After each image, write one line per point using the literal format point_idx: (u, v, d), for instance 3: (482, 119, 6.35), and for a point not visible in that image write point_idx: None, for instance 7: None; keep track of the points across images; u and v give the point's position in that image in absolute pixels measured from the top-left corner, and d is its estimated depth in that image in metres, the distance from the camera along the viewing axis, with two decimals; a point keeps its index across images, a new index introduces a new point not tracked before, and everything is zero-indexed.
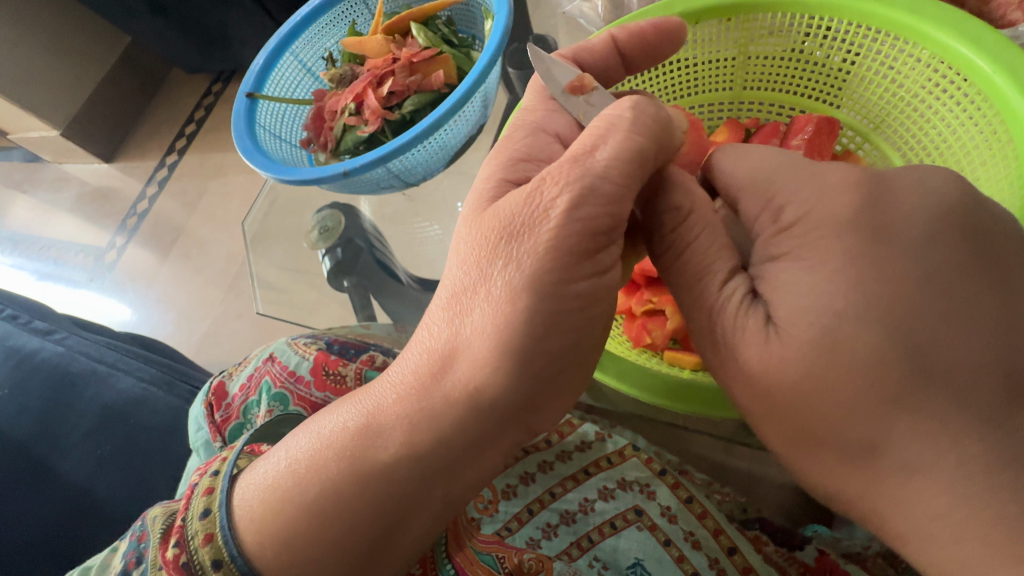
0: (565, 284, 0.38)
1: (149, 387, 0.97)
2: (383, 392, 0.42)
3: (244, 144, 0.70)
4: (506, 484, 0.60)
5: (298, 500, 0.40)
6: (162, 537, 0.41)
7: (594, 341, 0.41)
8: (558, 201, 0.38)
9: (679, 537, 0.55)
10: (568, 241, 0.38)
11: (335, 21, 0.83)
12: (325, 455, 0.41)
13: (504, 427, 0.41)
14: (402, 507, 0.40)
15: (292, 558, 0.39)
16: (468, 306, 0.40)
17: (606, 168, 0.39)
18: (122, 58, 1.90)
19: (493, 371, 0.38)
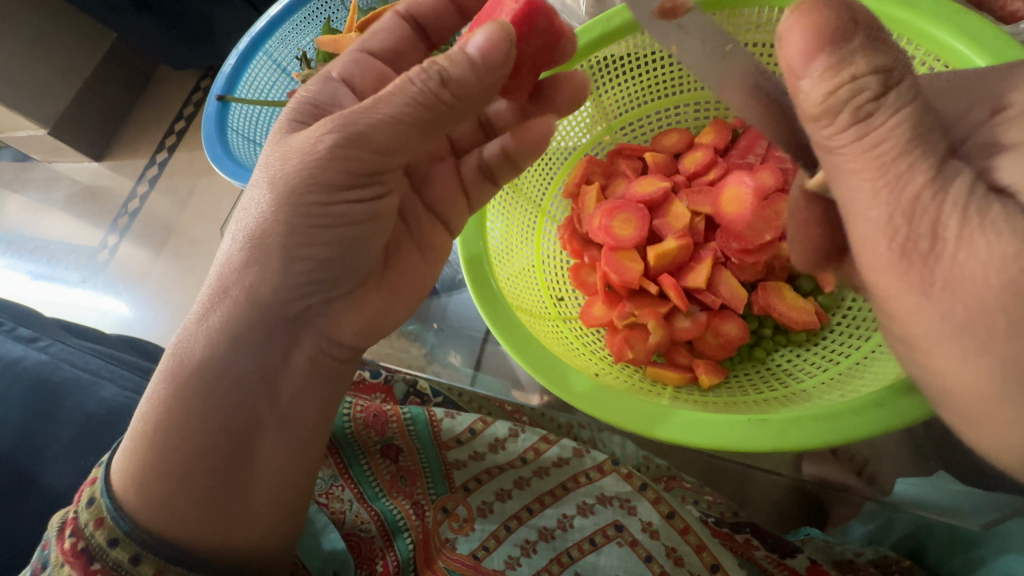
0: (327, 203, 0.46)
1: (133, 395, 0.96)
2: (194, 330, 0.49)
3: (214, 150, 0.69)
4: (482, 501, 0.58)
5: (154, 443, 0.47)
6: (58, 533, 0.46)
7: (356, 257, 0.50)
8: (327, 141, 0.45)
9: (660, 553, 0.54)
10: (331, 175, 0.45)
11: (310, 18, 0.81)
12: (163, 391, 0.48)
13: (287, 325, 0.51)
14: (237, 427, 0.48)
15: (154, 492, 0.46)
16: (240, 224, 0.49)
17: (380, 119, 0.44)
18: (109, 55, 1.86)
19: (256, 277, 0.48)
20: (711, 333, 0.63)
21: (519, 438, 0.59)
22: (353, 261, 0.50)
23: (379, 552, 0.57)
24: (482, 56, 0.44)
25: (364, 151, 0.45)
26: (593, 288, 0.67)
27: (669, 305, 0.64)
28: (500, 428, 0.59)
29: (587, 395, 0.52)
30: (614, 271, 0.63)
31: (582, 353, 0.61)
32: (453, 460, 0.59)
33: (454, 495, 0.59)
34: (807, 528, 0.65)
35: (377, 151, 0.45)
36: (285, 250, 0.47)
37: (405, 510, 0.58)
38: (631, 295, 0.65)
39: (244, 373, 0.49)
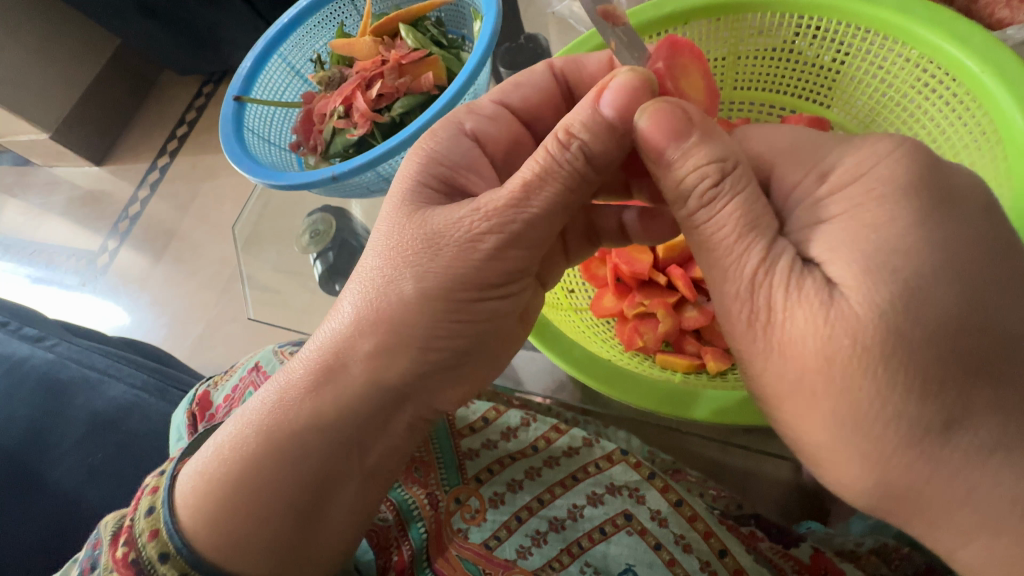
0: (473, 300, 0.47)
1: (141, 394, 0.96)
2: (302, 395, 0.47)
3: (232, 149, 0.70)
4: (493, 492, 0.58)
5: (235, 479, 0.47)
6: (111, 539, 0.47)
7: (483, 346, 0.50)
8: (487, 241, 0.44)
9: (669, 540, 0.55)
10: (486, 274, 0.46)
11: (324, 23, 0.83)
12: (258, 441, 0.47)
13: (394, 399, 0.49)
14: (325, 478, 0.48)
15: (222, 522, 0.46)
16: (380, 298, 0.46)
17: (541, 220, 0.44)
18: (113, 60, 1.88)
19: (381, 354, 0.47)
20: (718, 323, 0.64)
21: (530, 427, 0.62)
22: (476, 348, 0.50)
23: (394, 541, 0.59)
24: (614, 113, 0.42)
25: (516, 251, 0.45)
26: (603, 280, 0.68)
27: (677, 295, 0.65)
28: (512, 417, 0.63)
29: (672, 396, 0.54)
30: (625, 263, 0.65)
31: (594, 341, 0.62)
32: (465, 450, 0.61)
33: (466, 486, 0.59)
34: (809, 522, 0.66)
35: (527, 250, 0.46)
36: (418, 337, 0.47)
37: (419, 499, 0.59)
38: (640, 285, 0.67)
39: (345, 430, 0.48)
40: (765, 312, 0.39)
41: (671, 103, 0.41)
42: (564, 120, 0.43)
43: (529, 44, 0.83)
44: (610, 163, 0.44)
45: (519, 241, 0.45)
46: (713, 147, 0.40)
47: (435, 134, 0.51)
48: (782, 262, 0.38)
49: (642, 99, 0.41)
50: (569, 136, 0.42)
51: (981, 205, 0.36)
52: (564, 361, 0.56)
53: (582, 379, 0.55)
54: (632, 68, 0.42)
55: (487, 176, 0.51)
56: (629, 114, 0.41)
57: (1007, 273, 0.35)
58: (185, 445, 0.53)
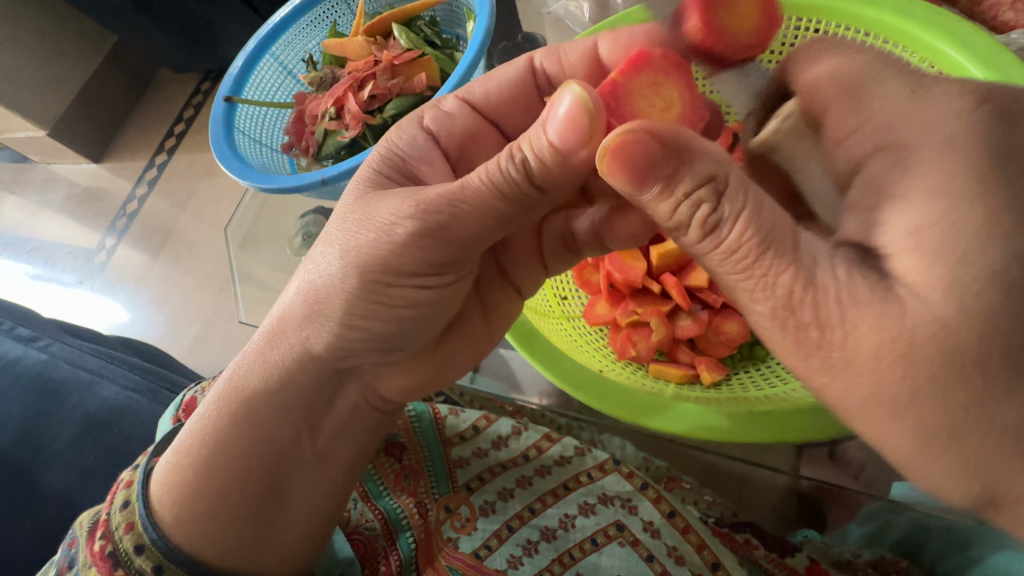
0: (392, 284, 0.44)
1: (134, 395, 0.96)
2: (254, 373, 0.49)
3: (221, 150, 0.69)
4: (484, 501, 0.58)
5: (193, 460, 0.48)
6: (89, 534, 0.47)
7: (423, 330, 0.50)
8: (406, 226, 0.42)
9: (661, 552, 0.54)
10: (406, 262, 0.43)
11: (317, 22, 0.82)
12: (215, 422, 0.48)
13: (335, 377, 0.50)
14: (274, 456, 0.49)
15: (184, 502, 0.47)
16: (316, 285, 0.46)
17: (472, 211, 0.42)
18: (109, 57, 1.87)
19: (318, 338, 0.47)
20: (712, 332, 0.63)
21: (522, 436, 0.61)
22: (413, 334, 0.49)
23: (382, 551, 0.57)
24: (563, 140, 0.39)
25: (438, 244, 0.43)
26: (596, 287, 0.67)
27: (671, 304, 0.65)
28: (503, 426, 0.61)
29: (638, 403, 0.53)
30: (618, 271, 0.64)
31: (584, 351, 0.62)
32: (457, 458, 0.60)
33: (457, 494, 0.59)
34: (805, 531, 0.65)
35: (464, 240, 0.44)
36: (347, 321, 0.46)
37: (409, 509, 0.58)
38: (634, 293, 0.66)
39: (290, 409, 0.49)
40: (818, 329, 0.34)
41: (643, 129, 0.36)
42: (518, 138, 0.41)
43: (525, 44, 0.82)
44: (562, 183, 0.42)
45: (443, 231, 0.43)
46: (698, 164, 0.36)
47: (405, 129, 0.51)
48: (783, 282, 0.35)
49: (592, 129, 0.38)
50: (516, 152, 0.40)
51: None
52: (555, 374, 0.55)
53: (565, 389, 0.55)
54: (576, 88, 0.38)
55: (442, 167, 0.50)
56: (577, 143, 0.39)
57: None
58: (160, 438, 0.53)
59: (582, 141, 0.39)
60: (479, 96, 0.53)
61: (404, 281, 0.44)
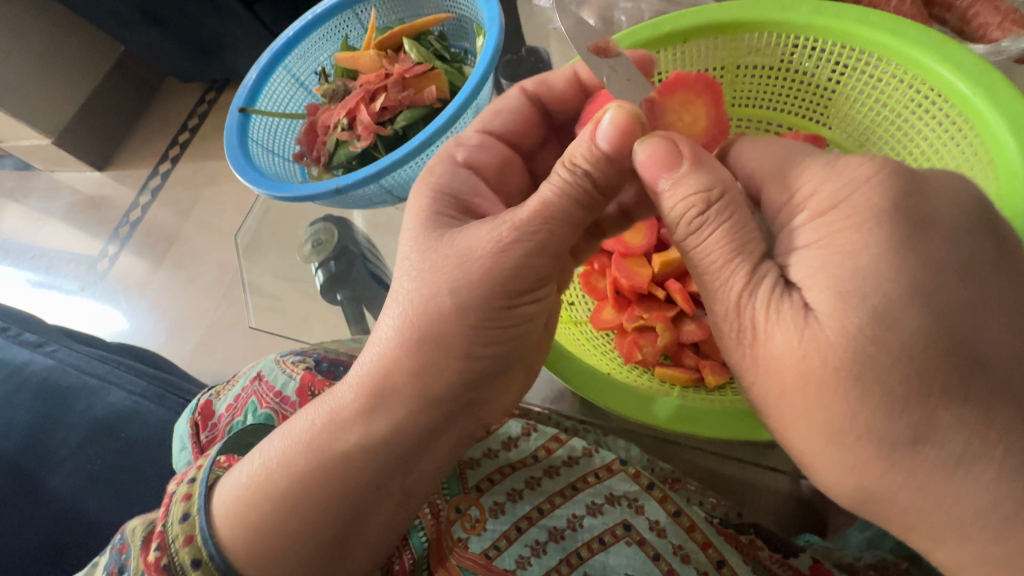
0: (509, 306, 0.46)
1: (141, 400, 0.97)
2: (344, 401, 0.48)
3: (236, 159, 0.71)
4: (494, 502, 0.59)
5: (271, 490, 0.46)
6: (143, 543, 0.45)
7: (521, 357, 0.51)
8: (513, 247, 0.45)
9: (668, 551, 0.55)
10: (518, 279, 0.45)
11: (329, 36, 0.84)
12: (298, 453, 0.47)
13: (449, 415, 0.48)
14: (363, 493, 0.47)
15: (258, 533, 0.45)
16: (422, 313, 0.46)
17: (560, 229, 0.46)
18: (116, 67, 1.89)
19: (414, 364, 0.46)
20: (716, 337, 0.64)
21: (531, 436, 0.62)
22: (511, 364, 0.50)
23: (395, 551, 0.58)
24: (614, 147, 0.43)
25: (545, 258, 0.46)
26: (603, 293, 0.69)
27: (675, 309, 0.66)
28: (513, 427, 0.63)
29: (671, 413, 0.54)
30: (623, 277, 0.65)
31: (593, 356, 0.63)
32: (466, 459, 0.62)
33: (467, 496, 0.60)
34: (807, 536, 0.65)
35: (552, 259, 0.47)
36: (457, 348, 0.46)
37: (420, 510, 0.59)
38: (639, 300, 0.67)
39: (390, 445, 0.47)
40: (751, 331, 0.41)
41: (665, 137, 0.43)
42: (566, 153, 0.45)
43: (530, 58, 0.85)
44: (615, 185, 0.47)
45: (543, 249, 0.45)
46: (702, 175, 0.42)
47: (437, 166, 0.52)
48: (764, 281, 0.41)
49: (638, 136, 0.44)
50: (575, 165, 0.45)
51: (958, 225, 0.37)
52: (570, 380, 0.56)
53: (588, 399, 0.56)
54: (616, 107, 0.43)
55: (492, 197, 0.53)
56: (624, 149, 0.44)
57: (987, 290, 0.36)
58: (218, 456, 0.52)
59: (631, 146, 0.43)
60: (498, 126, 0.56)
61: (509, 301, 0.46)
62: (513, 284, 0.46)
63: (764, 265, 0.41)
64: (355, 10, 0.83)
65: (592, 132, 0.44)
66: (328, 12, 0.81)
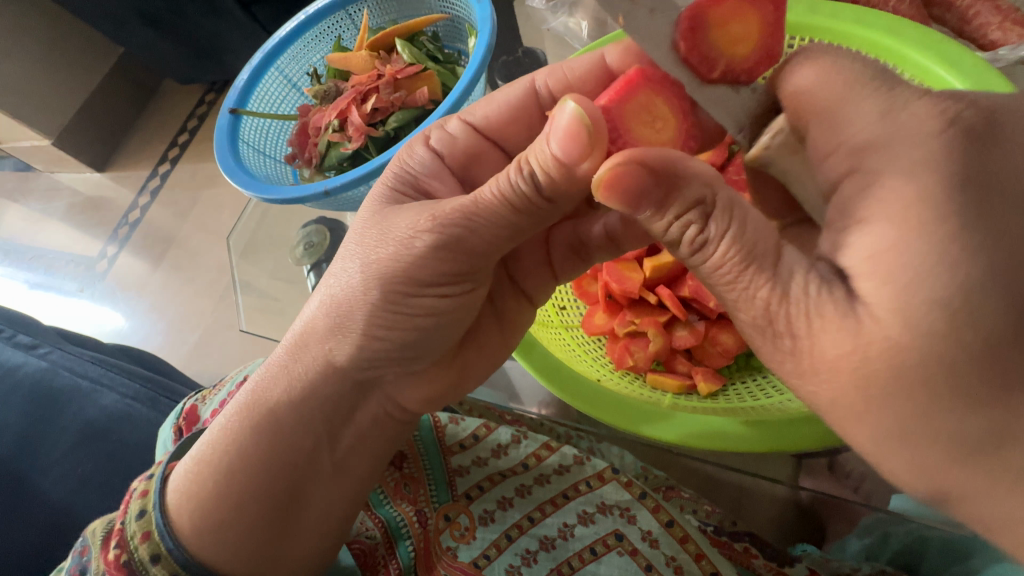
0: (417, 293, 0.46)
1: (133, 403, 0.96)
2: (276, 381, 0.51)
3: (226, 161, 0.70)
4: (483, 510, 0.58)
5: (213, 470, 0.50)
6: (103, 543, 0.49)
7: (443, 336, 0.52)
8: (424, 240, 0.44)
9: (660, 562, 0.54)
10: (422, 271, 0.45)
11: (322, 36, 0.84)
12: (236, 431, 0.50)
13: (359, 389, 0.52)
14: (293, 466, 0.51)
15: (204, 509, 0.49)
16: (342, 303, 0.47)
17: (495, 226, 0.44)
18: (115, 68, 1.89)
19: (340, 348, 0.49)
20: (710, 343, 0.63)
21: (522, 443, 0.61)
22: (430, 344, 0.51)
23: (381, 560, 0.58)
24: (566, 154, 0.38)
25: (459, 255, 0.45)
26: (594, 298, 0.68)
27: (668, 314, 0.65)
28: (503, 434, 0.62)
29: (664, 427, 0.53)
30: (615, 281, 0.64)
31: (584, 361, 0.62)
32: (456, 467, 0.61)
33: (457, 503, 0.59)
34: (804, 545, 0.64)
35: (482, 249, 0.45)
36: (369, 331, 0.48)
37: (409, 517, 0.58)
38: (631, 304, 0.66)
39: (309, 419, 0.51)
40: (790, 338, 0.36)
41: (633, 155, 0.37)
42: (525, 152, 0.42)
43: (525, 60, 0.84)
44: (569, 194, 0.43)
45: (456, 240, 0.44)
46: (691, 186, 0.37)
47: (414, 150, 0.52)
48: (798, 283, 0.35)
49: (592, 141, 0.38)
50: (525, 166, 0.41)
51: None
52: (555, 386, 0.56)
53: (575, 407, 0.55)
54: (573, 104, 0.37)
55: (452, 185, 0.52)
56: (578, 155, 0.38)
57: None
58: (176, 447, 0.54)
59: (584, 155, 0.38)
60: (480, 118, 0.53)
61: (432, 292, 0.47)
62: (432, 275, 0.45)
63: (785, 274, 0.36)
64: (348, 10, 0.82)
65: (553, 138, 0.38)
66: (321, 13, 0.81)
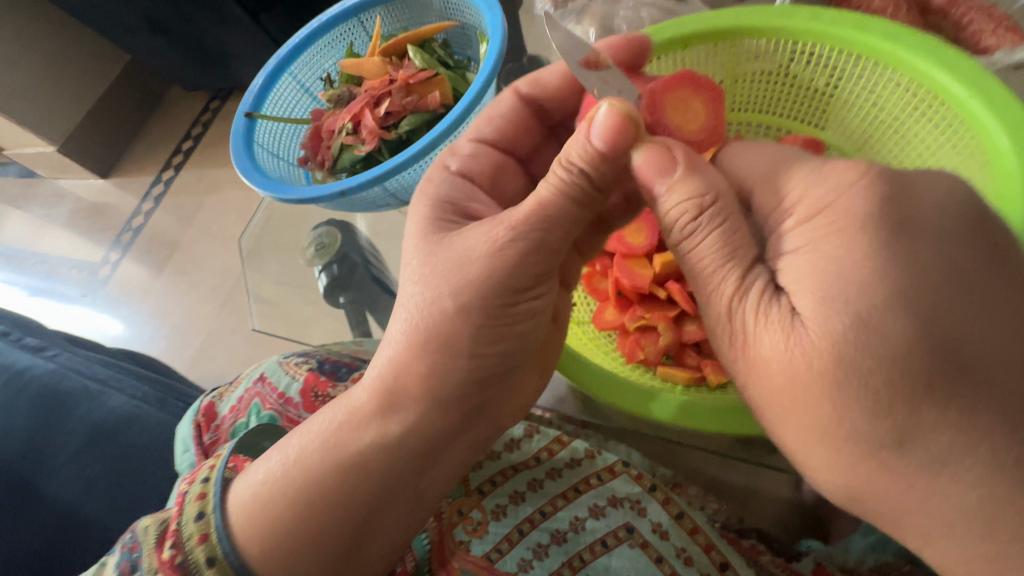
0: (505, 306, 0.47)
1: (141, 404, 0.97)
2: (362, 400, 0.49)
3: (243, 164, 0.72)
4: (496, 504, 0.59)
5: (289, 493, 0.46)
6: (157, 541, 0.44)
7: (525, 355, 0.51)
8: (512, 246, 0.46)
9: (670, 553, 0.55)
10: (518, 277, 0.46)
11: (334, 43, 0.86)
12: (315, 453, 0.47)
13: (461, 416, 0.50)
14: (377, 494, 0.47)
15: (280, 535, 0.44)
16: (426, 314, 0.47)
17: (563, 230, 0.47)
18: (122, 75, 1.91)
19: (427, 363, 0.47)
20: None
21: (534, 438, 0.63)
22: (516, 361, 0.50)
23: (397, 554, 0.58)
24: (606, 145, 0.43)
25: (542, 257, 0.47)
26: (605, 294, 0.70)
27: (678, 309, 0.66)
28: (515, 429, 0.63)
29: (673, 411, 0.54)
30: (626, 277, 0.65)
31: (597, 355, 0.64)
32: (469, 461, 0.62)
33: (470, 498, 0.60)
34: (809, 540, 0.65)
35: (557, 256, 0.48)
36: (467, 347, 0.47)
37: None
38: (641, 300, 0.67)
39: (398, 441, 0.48)
40: (744, 333, 0.43)
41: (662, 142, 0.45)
42: (562, 153, 0.46)
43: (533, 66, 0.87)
44: (612, 185, 0.47)
45: (539, 246, 0.46)
46: (696, 181, 0.43)
47: (432, 176, 0.54)
48: (754, 286, 0.42)
49: (630, 134, 0.43)
50: (571, 165, 0.45)
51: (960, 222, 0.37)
52: (570, 373, 0.58)
53: (586, 391, 0.56)
54: (611, 104, 0.43)
55: (488, 203, 0.54)
56: (620, 147, 0.44)
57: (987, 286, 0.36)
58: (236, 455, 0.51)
59: (625, 144, 0.44)
60: (489, 134, 0.57)
61: (518, 300, 0.47)
62: (515, 281, 0.46)
63: (755, 269, 0.43)
64: (360, 18, 0.84)
65: (590, 136, 0.44)
66: (334, 20, 0.83)
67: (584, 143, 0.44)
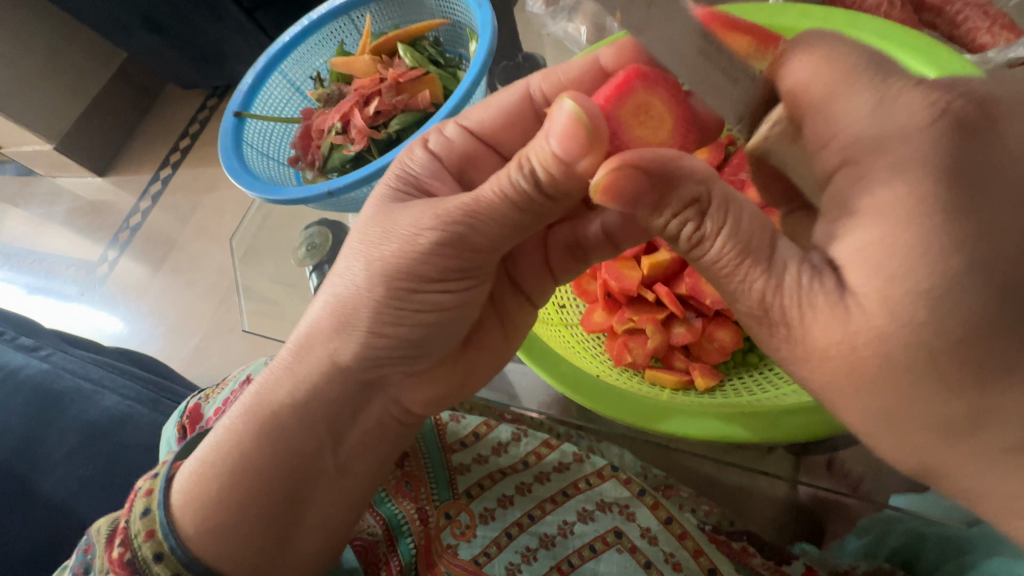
0: (419, 292, 0.46)
1: (134, 404, 0.96)
2: (284, 382, 0.50)
3: (231, 164, 0.71)
4: (484, 508, 0.58)
5: (218, 472, 0.49)
6: (107, 540, 0.49)
7: (443, 339, 0.52)
8: (428, 237, 0.45)
9: (659, 559, 0.55)
10: (427, 268, 0.45)
11: (325, 41, 0.85)
12: (239, 434, 0.50)
13: (365, 389, 0.52)
14: (297, 468, 0.51)
15: (209, 512, 0.48)
16: (347, 298, 0.47)
17: (493, 229, 0.45)
18: (117, 74, 1.91)
19: (346, 345, 0.48)
20: (707, 340, 0.63)
21: (522, 441, 0.62)
22: (434, 343, 0.51)
23: (382, 557, 0.59)
24: (566, 152, 0.39)
25: (461, 252, 0.45)
26: (594, 296, 0.69)
27: (666, 311, 0.66)
28: (503, 432, 0.62)
29: (653, 411, 0.54)
30: (613, 280, 0.65)
31: (583, 358, 0.63)
32: (457, 465, 0.61)
33: (458, 501, 0.59)
34: (803, 543, 0.65)
35: (482, 253, 0.46)
36: (373, 328, 0.48)
37: (409, 515, 0.59)
38: (630, 302, 0.66)
39: (313, 421, 0.51)
40: (785, 325, 0.38)
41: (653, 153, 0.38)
42: (525, 150, 0.42)
43: (526, 64, 0.86)
44: (572, 191, 0.44)
45: (455, 240, 0.44)
46: (688, 185, 0.38)
47: (413, 153, 0.53)
48: (788, 273, 0.37)
49: (591, 139, 0.38)
50: (526, 164, 0.42)
51: None
52: (548, 373, 0.57)
53: (563, 391, 0.56)
54: (571, 103, 0.38)
55: (452, 185, 0.52)
56: (578, 153, 0.39)
57: None
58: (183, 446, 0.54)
59: (583, 151, 0.39)
60: (476, 123, 0.54)
61: (437, 288, 0.47)
62: (430, 271, 0.46)
63: (786, 253, 0.37)
64: (351, 15, 0.84)
65: (558, 138, 0.39)
66: (325, 18, 0.82)
67: (553, 146, 0.39)
